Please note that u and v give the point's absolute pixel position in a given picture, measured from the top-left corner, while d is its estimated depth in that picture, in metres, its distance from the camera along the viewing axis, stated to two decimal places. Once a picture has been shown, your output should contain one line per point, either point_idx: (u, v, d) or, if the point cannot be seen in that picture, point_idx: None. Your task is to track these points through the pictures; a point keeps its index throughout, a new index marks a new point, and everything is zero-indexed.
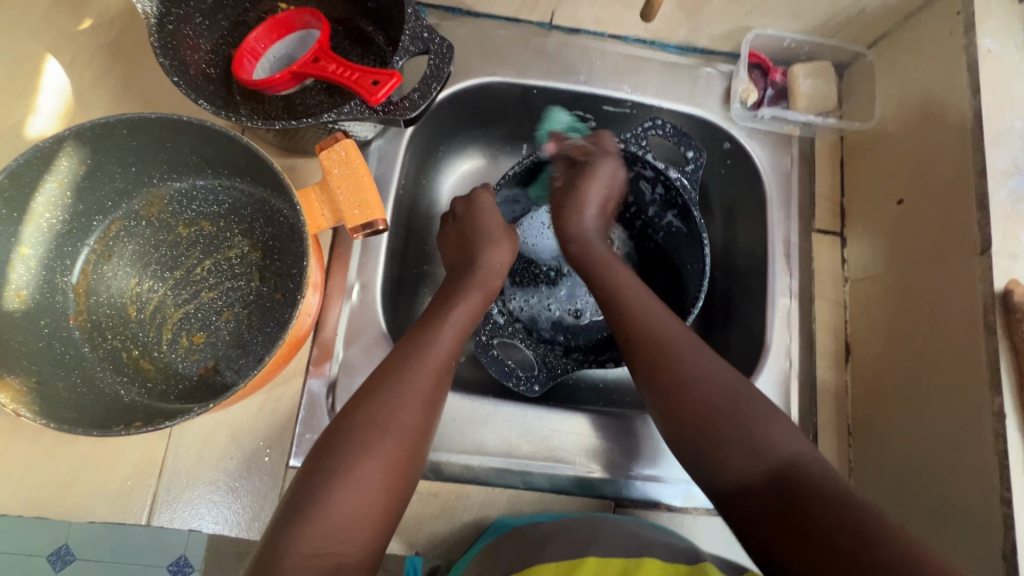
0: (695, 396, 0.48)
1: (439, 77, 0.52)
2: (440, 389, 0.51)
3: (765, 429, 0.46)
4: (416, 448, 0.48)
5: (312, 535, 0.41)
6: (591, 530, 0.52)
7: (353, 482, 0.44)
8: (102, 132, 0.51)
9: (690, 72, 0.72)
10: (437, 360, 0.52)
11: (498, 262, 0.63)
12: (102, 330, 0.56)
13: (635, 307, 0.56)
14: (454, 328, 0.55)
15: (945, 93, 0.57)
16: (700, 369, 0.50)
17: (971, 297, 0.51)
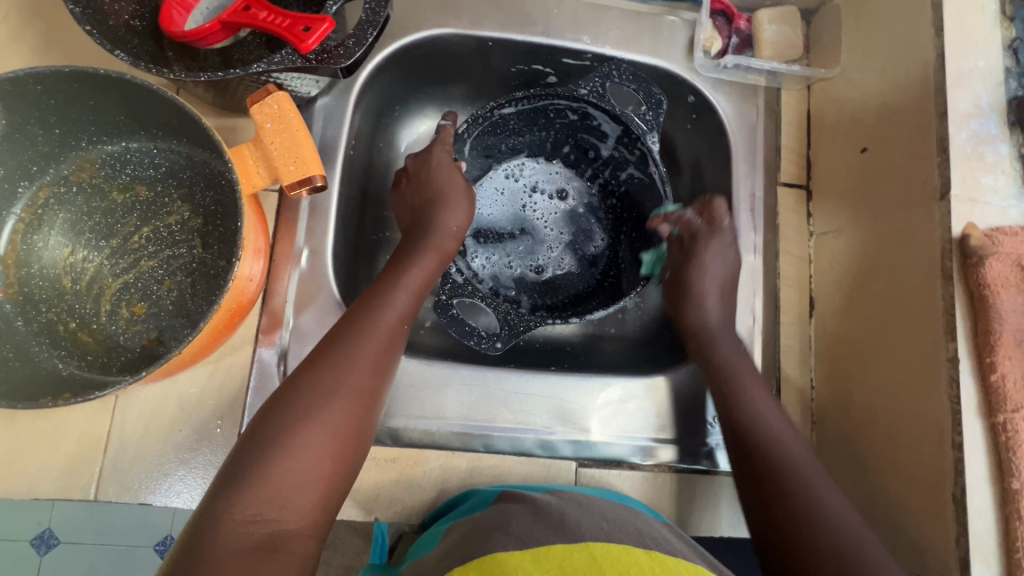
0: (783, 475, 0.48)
1: (375, 22, 0.49)
2: (392, 354, 0.50)
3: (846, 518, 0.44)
4: (365, 413, 0.47)
5: (249, 502, 0.39)
6: (558, 508, 0.50)
7: (297, 445, 0.42)
8: (14, 88, 0.47)
9: (652, 21, 0.69)
10: (388, 324, 0.51)
11: (454, 225, 0.60)
12: (35, 302, 0.54)
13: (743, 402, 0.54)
14: (407, 290, 0.54)
15: (909, 33, 0.55)
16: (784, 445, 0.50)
17: (930, 242, 0.50)
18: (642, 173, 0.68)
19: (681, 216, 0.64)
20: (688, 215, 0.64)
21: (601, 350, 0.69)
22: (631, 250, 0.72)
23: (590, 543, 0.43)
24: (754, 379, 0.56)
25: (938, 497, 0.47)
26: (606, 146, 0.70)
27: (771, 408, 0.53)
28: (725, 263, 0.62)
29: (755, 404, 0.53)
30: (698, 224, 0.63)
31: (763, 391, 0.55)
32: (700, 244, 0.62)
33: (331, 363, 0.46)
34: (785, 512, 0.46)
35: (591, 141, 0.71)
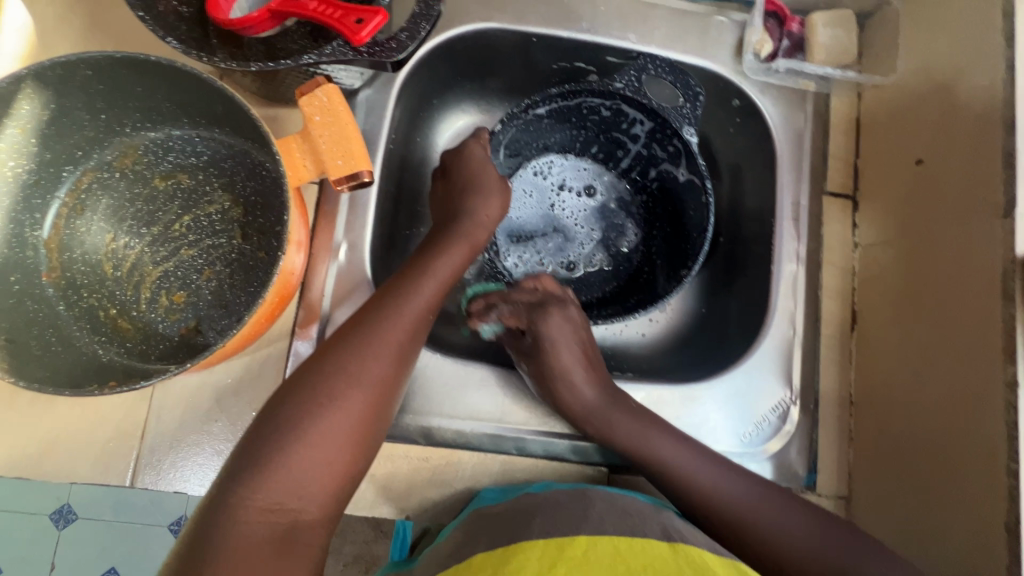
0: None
1: (429, 16, 0.48)
2: (415, 342, 0.49)
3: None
4: (384, 400, 0.46)
5: (269, 490, 0.39)
6: (582, 504, 0.49)
7: (316, 432, 0.42)
8: (64, 74, 0.47)
9: (700, 20, 0.67)
10: (413, 311, 0.49)
11: (485, 215, 0.60)
12: (77, 288, 0.54)
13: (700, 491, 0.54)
14: (434, 278, 0.52)
15: (975, 43, 0.53)
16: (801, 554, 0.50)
17: (991, 261, 0.48)
18: (679, 171, 0.67)
19: (501, 314, 0.60)
20: (507, 316, 0.60)
21: (627, 354, 0.69)
22: (665, 248, 0.70)
23: (614, 538, 0.44)
24: (639, 422, 0.56)
25: (989, 524, 0.46)
26: (636, 144, 0.69)
27: (684, 455, 0.54)
28: (571, 325, 0.60)
29: (651, 451, 0.55)
30: (519, 307, 0.60)
31: (666, 437, 0.55)
32: (543, 322, 0.59)
33: (354, 348, 0.45)
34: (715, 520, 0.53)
35: (620, 138, 0.69)
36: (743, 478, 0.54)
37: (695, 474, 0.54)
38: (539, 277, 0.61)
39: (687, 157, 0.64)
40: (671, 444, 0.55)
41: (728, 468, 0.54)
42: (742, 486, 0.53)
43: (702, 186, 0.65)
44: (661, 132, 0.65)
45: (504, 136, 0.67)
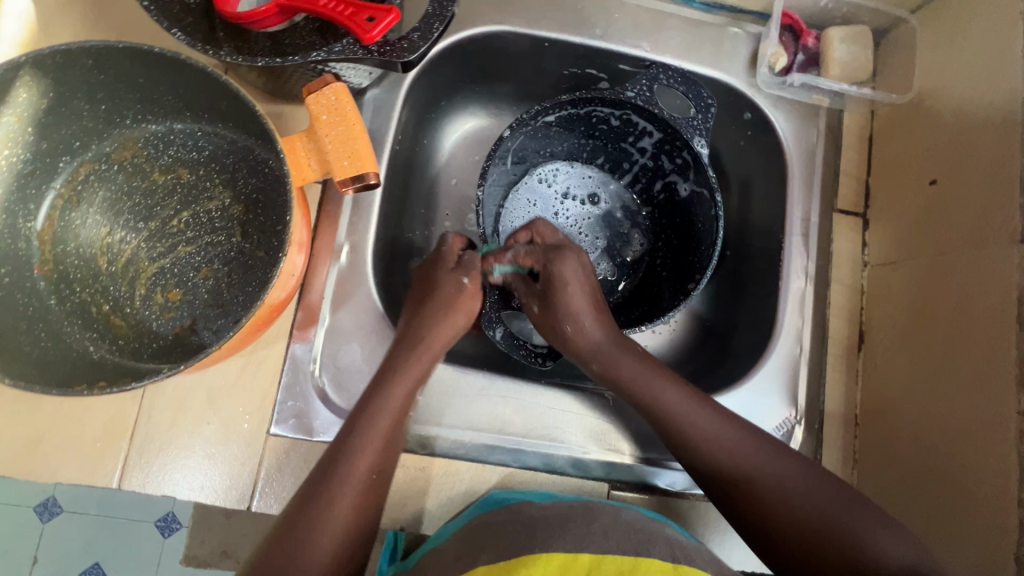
0: (805, 528, 0.45)
1: (442, 16, 0.47)
2: (394, 444, 0.48)
3: (871, 537, 0.43)
4: (371, 503, 0.46)
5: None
6: (587, 515, 0.49)
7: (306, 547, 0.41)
8: (65, 62, 0.46)
9: (715, 31, 0.66)
10: (392, 409, 0.49)
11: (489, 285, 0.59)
12: (70, 282, 0.52)
13: (686, 426, 0.50)
14: (430, 355, 0.53)
15: (994, 66, 0.52)
16: (785, 505, 0.46)
17: (1007, 287, 0.48)
18: (686, 183, 0.66)
19: (515, 253, 0.57)
20: (523, 252, 0.57)
21: None
22: (671, 258, 0.69)
23: (619, 556, 0.43)
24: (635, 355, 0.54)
25: (997, 554, 0.45)
26: (642, 156, 0.68)
27: (677, 391, 0.52)
28: (584, 273, 0.57)
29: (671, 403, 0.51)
30: (537, 248, 0.57)
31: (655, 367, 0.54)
32: (556, 267, 0.56)
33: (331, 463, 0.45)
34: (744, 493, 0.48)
35: (627, 149, 0.69)
36: (740, 427, 0.50)
37: (686, 412, 0.51)
38: (534, 223, 0.60)
39: (694, 169, 0.63)
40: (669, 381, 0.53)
41: (723, 412, 0.51)
42: (733, 431, 0.50)
43: (711, 199, 0.62)
44: (670, 142, 0.64)
45: (512, 144, 0.65)
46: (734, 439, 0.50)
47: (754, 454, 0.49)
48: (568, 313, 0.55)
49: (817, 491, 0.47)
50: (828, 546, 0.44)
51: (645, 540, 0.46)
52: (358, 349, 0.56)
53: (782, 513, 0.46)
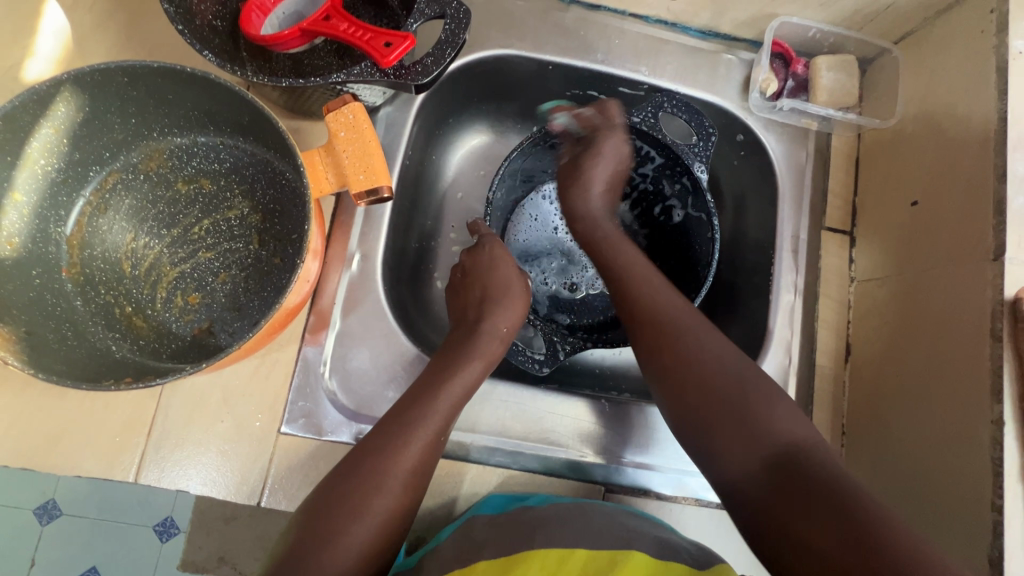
0: (708, 381, 0.49)
1: (454, 43, 0.51)
2: (436, 450, 0.50)
3: (769, 411, 0.47)
4: (408, 503, 0.48)
5: None
6: (581, 514, 0.52)
7: (343, 535, 0.44)
8: (102, 79, 0.49)
9: (710, 57, 0.70)
10: (440, 416, 0.51)
11: (515, 315, 0.59)
12: (95, 284, 0.55)
13: (647, 296, 0.56)
14: (465, 382, 0.53)
15: (969, 95, 0.56)
16: (705, 364, 0.50)
17: (981, 302, 0.50)
18: (687, 207, 0.68)
19: (580, 113, 0.67)
20: (586, 113, 0.67)
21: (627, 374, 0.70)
22: (668, 273, 0.72)
23: (610, 551, 0.47)
24: (617, 234, 0.65)
25: (973, 557, 0.48)
26: (642, 176, 0.71)
27: (646, 271, 0.59)
28: (622, 155, 0.66)
29: (651, 293, 0.57)
30: (595, 117, 0.66)
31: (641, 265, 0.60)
32: (601, 139, 0.66)
33: (376, 459, 0.47)
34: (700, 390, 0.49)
35: (629, 171, 0.72)
36: (691, 306, 0.56)
37: (652, 287, 0.57)
38: (606, 103, 0.67)
39: (693, 194, 0.66)
40: (632, 254, 0.62)
41: (681, 298, 0.56)
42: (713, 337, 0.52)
43: (709, 221, 0.65)
44: (672, 164, 0.66)
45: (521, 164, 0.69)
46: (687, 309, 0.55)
47: (698, 330, 0.53)
48: (585, 179, 0.66)
49: (733, 364, 0.50)
50: (732, 406, 0.47)
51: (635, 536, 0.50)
52: (366, 353, 0.59)
53: (700, 372, 0.50)
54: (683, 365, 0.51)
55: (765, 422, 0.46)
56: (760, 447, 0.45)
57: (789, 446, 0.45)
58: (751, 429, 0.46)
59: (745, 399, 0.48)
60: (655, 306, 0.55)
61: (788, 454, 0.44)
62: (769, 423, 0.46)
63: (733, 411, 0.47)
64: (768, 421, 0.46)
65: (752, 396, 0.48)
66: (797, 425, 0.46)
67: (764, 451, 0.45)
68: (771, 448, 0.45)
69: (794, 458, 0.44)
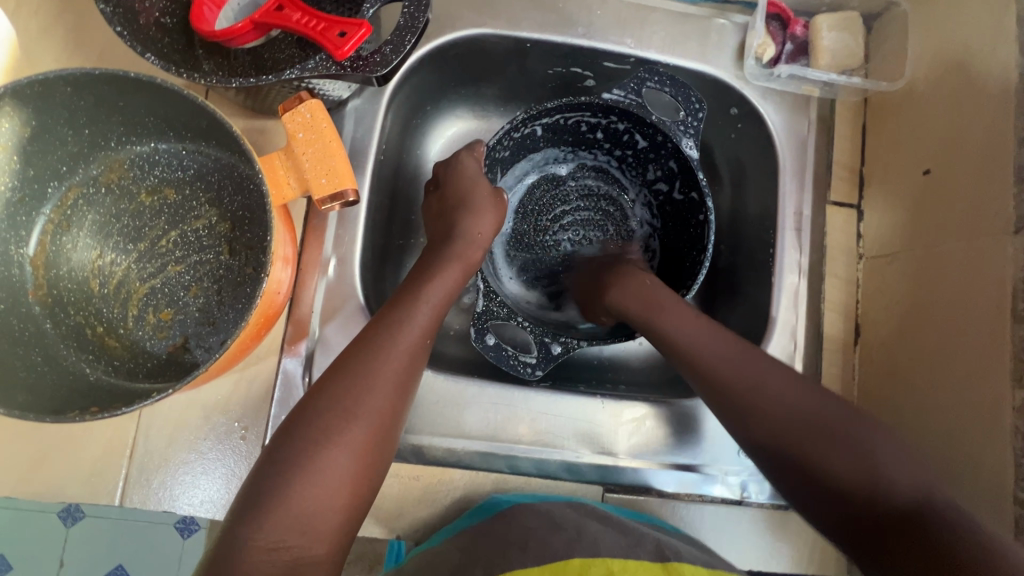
0: (791, 426, 0.46)
1: (414, 28, 0.47)
2: (412, 374, 0.48)
3: (884, 449, 0.44)
4: (387, 431, 0.46)
5: (272, 527, 0.40)
6: (577, 523, 0.51)
7: (314, 469, 0.42)
8: (44, 90, 0.46)
9: (700, 23, 0.65)
10: (410, 337, 0.49)
11: (479, 233, 0.58)
12: (64, 305, 0.53)
13: (682, 346, 0.52)
14: (430, 304, 0.51)
15: (986, 52, 0.51)
16: (793, 415, 0.47)
17: (1000, 280, 0.47)
18: (675, 191, 0.65)
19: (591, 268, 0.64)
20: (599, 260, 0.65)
21: (627, 365, 0.67)
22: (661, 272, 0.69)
23: (607, 558, 0.48)
24: (645, 288, 0.56)
25: None
26: (629, 156, 0.67)
27: (691, 323, 0.53)
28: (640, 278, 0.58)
29: (689, 341, 0.52)
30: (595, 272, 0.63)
31: (687, 312, 0.53)
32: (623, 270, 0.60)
33: (347, 387, 0.45)
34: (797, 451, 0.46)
35: (615, 155, 0.68)
36: (735, 343, 0.51)
37: (702, 337, 0.52)
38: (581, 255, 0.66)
39: (682, 177, 0.63)
40: (676, 306, 0.54)
41: (728, 337, 0.51)
42: (809, 387, 0.48)
43: (701, 202, 0.61)
44: (660, 147, 0.62)
45: (501, 155, 0.64)
46: (738, 350, 0.50)
47: (763, 371, 0.49)
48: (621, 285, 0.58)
49: (831, 406, 0.47)
50: (816, 457, 0.45)
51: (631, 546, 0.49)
52: None
53: (782, 415, 0.47)
54: (783, 417, 0.47)
55: (823, 464, 0.44)
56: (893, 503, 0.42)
57: (917, 498, 0.41)
58: (839, 484, 0.44)
59: (834, 439, 0.45)
60: (706, 357, 0.50)
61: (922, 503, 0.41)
62: (829, 465, 0.44)
63: (826, 463, 0.44)
64: (832, 473, 0.44)
65: (840, 442, 0.45)
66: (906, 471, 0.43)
67: (875, 510, 0.42)
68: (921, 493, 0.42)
69: (919, 510, 0.41)
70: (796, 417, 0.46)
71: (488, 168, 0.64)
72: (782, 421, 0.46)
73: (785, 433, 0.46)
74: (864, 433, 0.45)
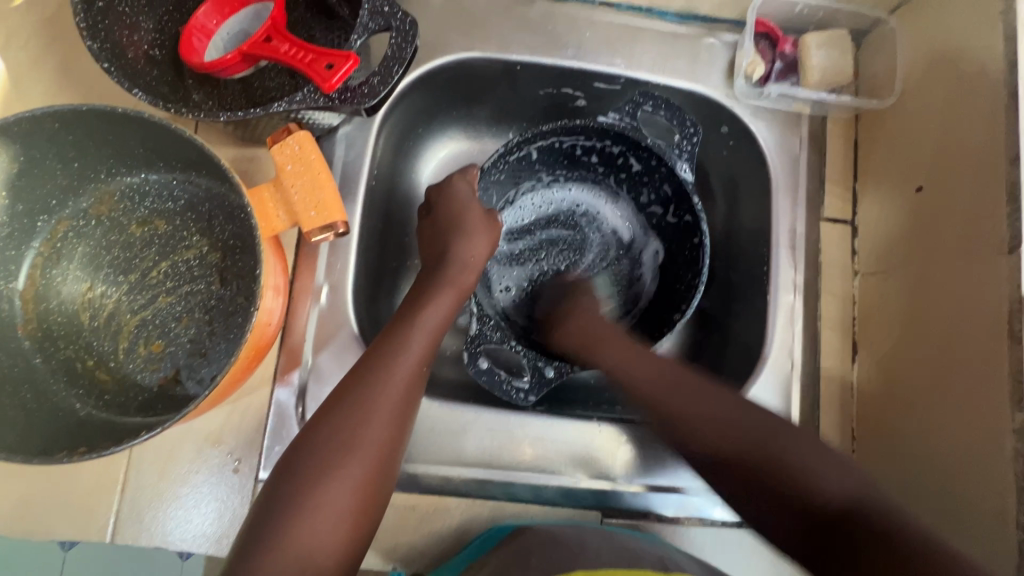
0: (735, 454, 0.46)
1: (400, 59, 0.47)
2: (411, 402, 0.48)
3: (806, 457, 0.44)
4: (387, 463, 0.45)
5: (272, 566, 0.39)
6: (577, 541, 0.50)
7: (316, 504, 0.41)
8: (32, 127, 0.46)
9: (690, 42, 0.65)
10: (408, 365, 0.48)
11: (472, 256, 0.57)
12: (54, 339, 0.53)
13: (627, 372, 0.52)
14: (425, 330, 0.51)
15: (975, 69, 0.51)
16: (731, 433, 0.47)
17: (997, 299, 0.46)
18: (669, 214, 0.65)
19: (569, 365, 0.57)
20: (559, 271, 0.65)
21: None
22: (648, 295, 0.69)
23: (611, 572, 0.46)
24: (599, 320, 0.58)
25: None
26: (624, 176, 0.66)
27: (631, 353, 0.53)
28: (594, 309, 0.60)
29: (621, 372, 0.53)
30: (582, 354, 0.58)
31: (625, 345, 0.54)
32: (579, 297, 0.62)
33: (345, 417, 0.44)
34: (758, 483, 0.45)
35: (611, 177, 0.67)
36: (666, 363, 0.52)
37: (637, 363, 0.52)
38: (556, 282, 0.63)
39: (676, 201, 0.63)
40: (619, 347, 0.54)
41: (655, 355, 0.53)
42: (739, 404, 0.48)
43: (695, 224, 0.61)
44: (655, 170, 0.62)
45: (495, 177, 0.64)
46: (674, 377, 0.51)
47: (697, 394, 0.49)
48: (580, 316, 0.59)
49: (749, 421, 0.47)
50: (766, 485, 0.44)
51: (633, 558, 0.48)
52: None
53: (726, 436, 0.47)
54: (710, 430, 0.47)
55: (800, 481, 0.43)
56: (811, 516, 0.42)
57: (845, 501, 0.41)
58: (799, 496, 0.43)
59: (774, 446, 0.45)
60: (637, 383, 0.51)
61: (857, 506, 0.41)
62: (807, 483, 0.43)
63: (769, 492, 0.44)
64: (808, 484, 0.43)
65: (785, 459, 0.44)
66: (843, 475, 0.43)
67: (816, 519, 0.42)
68: (854, 500, 0.41)
69: (857, 509, 0.41)
70: (739, 429, 0.47)
71: (481, 190, 0.64)
72: (731, 443, 0.46)
73: (728, 468, 0.46)
74: (790, 435, 0.46)
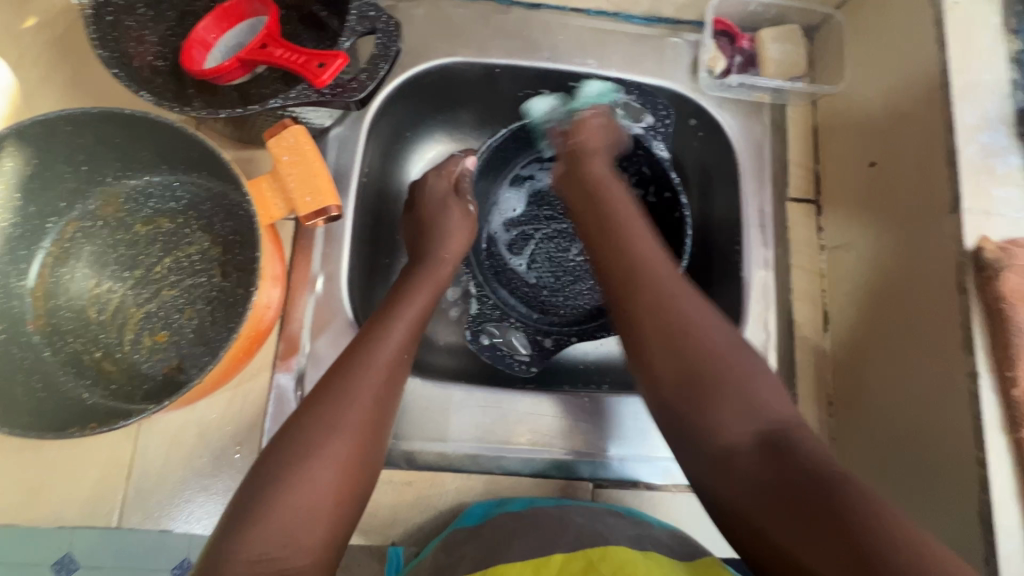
0: (696, 351, 0.45)
1: (388, 56, 0.52)
2: (392, 388, 0.49)
3: (758, 388, 0.44)
4: (369, 445, 0.46)
5: (255, 542, 0.40)
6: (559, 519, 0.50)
7: (296, 482, 0.42)
8: (46, 131, 0.49)
9: (656, 42, 0.70)
10: (388, 353, 0.50)
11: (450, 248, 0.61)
12: (62, 333, 0.55)
13: (632, 253, 0.52)
14: (406, 322, 0.53)
15: (912, 51, 0.56)
16: (706, 344, 0.45)
17: (945, 255, 0.50)
18: (648, 196, 0.69)
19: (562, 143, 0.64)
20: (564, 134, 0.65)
21: (610, 366, 0.69)
22: None
23: (588, 552, 0.45)
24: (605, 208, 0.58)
25: (965, 514, 0.47)
26: None
27: (641, 234, 0.54)
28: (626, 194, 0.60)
29: (631, 245, 0.52)
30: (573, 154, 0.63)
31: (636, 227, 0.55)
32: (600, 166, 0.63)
33: (328, 402, 0.45)
34: (713, 404, 0.43)
35: None
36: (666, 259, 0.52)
37: (639, 244, 0.52)
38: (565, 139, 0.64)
39: (655, 183, 0.68)
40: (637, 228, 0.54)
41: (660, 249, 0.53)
42: (715, 320, 0.47)
43: (676, 200, 0.66)
44: (632, 155, 0.68)
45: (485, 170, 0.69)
46: (665, 273, 0.50)
47: (687, 299, 0.48)
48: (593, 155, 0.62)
49: (722, 338, 0.46)
50: (706, 393, 0.44)
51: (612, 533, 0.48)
52: None
53: (703, 337, 0.46)
54: (685, 331, 0.46)
55: (741, 400, 0.43)
56: (754, 433, 0.42)
57: (781, 430, 0.42)
58: (745, 416, 0.43)
59: (727, 372, 0.44)
60: (639, 263, 0.51)
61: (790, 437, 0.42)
62: (747, 408, 0.43)
63: (708, 401, 0.44)
64: (757, 403, 0.43)
65: (733, 378, 0.44)
66: (781, 406, 0.44)
67: (752, 440, 0.42)
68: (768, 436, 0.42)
69: (787, 439, 0.42)
70: (700, 340, 0.46)
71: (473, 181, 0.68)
72: (702, 346, 0.45)
73: (694, 350, 0.45)
74: (750, 370, 0.45)
